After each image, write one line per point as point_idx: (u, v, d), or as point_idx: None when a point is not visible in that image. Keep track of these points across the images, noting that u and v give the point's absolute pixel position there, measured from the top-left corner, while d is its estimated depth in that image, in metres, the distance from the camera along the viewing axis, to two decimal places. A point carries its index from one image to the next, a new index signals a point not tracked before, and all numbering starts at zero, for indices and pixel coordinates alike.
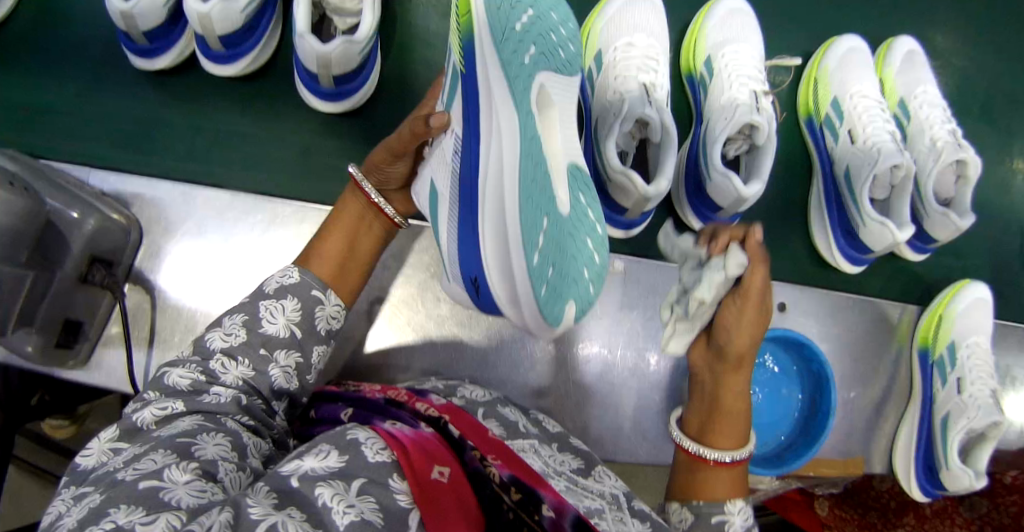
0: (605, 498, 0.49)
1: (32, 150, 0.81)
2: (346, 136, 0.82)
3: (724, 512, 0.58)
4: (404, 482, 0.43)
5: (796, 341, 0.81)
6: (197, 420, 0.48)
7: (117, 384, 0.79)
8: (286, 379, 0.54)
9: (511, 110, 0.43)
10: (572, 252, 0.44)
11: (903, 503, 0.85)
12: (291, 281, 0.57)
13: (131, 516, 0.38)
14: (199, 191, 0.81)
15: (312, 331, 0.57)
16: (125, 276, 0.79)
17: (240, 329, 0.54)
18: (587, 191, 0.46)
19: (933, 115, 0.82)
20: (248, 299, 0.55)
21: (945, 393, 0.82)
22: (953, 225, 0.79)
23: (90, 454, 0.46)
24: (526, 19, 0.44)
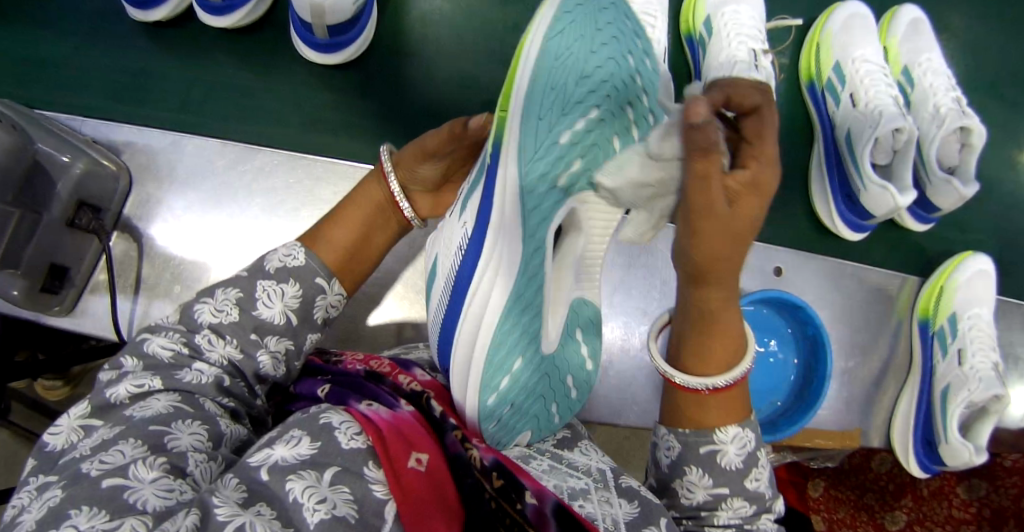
0: (592, 475, 0.48)
1: (28, 101, 0.81)
2: (339, 88, 0.83)
3: (714, 443, 0.48)
4: (379, 471, 0.40)
5: (791, 303, 0.80)
6: (172, 401, 0.45)
7: (103, 331, 0.78)
8: (274, 368, 0.51)
9: (519, 242, 0.43)
10: (536, 397, 0.50)
11: (901, 485, 0.83)
12: (295, 263, 0.53)
13: (92, 520, 0.35)
14: (189, 138, 0.81)
15: (308, 319, 0.53)
16: (113, 225, 0.79)
17: (231, 307, 0.50)
18: (584, 325, 0.54)
19: (937, 82, 0.81)
20: (247, 275, 0.52)
21: (945, 365, 0.81)
22: (956, 193, 0.78)
23: (59, 432, 0.44)
24: (573, 131, 0.42)
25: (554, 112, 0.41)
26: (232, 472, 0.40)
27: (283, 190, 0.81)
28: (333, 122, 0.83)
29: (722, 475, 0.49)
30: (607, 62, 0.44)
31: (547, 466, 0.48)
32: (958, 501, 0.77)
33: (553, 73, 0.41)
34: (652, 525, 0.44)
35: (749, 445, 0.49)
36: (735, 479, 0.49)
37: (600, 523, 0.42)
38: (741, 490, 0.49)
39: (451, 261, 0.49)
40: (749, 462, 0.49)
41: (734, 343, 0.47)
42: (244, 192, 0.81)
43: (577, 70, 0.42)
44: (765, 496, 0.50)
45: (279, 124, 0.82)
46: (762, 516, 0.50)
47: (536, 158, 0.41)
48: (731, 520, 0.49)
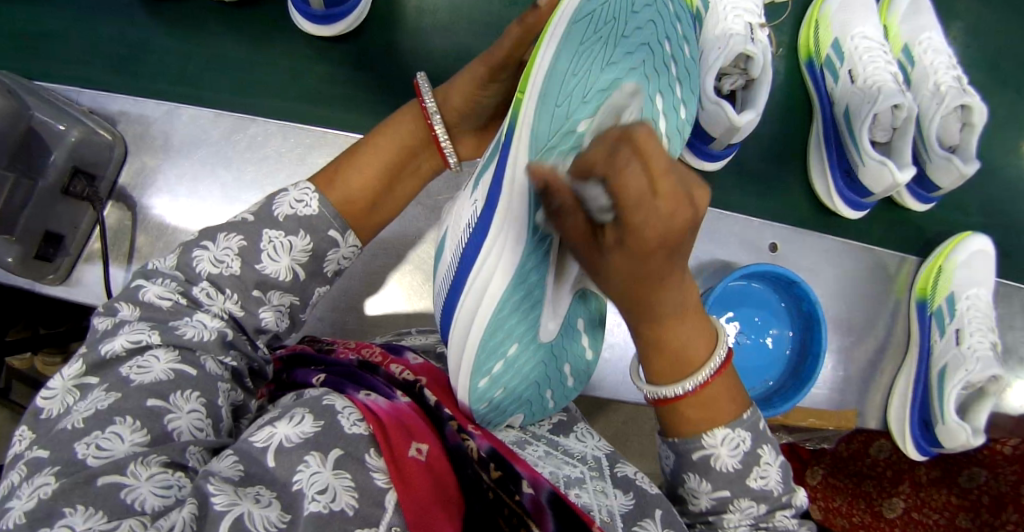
0: (587, 463, 0.49)
1: (30, 74, 0.82)
2: (334, 60, 0.83)
3: (705, 447, 0.44)
4: (380, 459, 0.40)
5: (786, 279, 0.78)
6: (172, 361, 0.44)
7: (96, 301, 0.76)
8: (278, 321, 0.51)
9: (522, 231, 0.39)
10: (529, 383, 0.47)
11: (899, 471, 0.84)
12: (307, 212, 0.50)
13: (89, 521, 0.35)
14: (183, 108, 0.79)
15: (316, 272, 0.52)
16: (107, 195, 0.77)
17: (233, 259, 0.48)
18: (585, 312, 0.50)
19: (937, 61, 0.80)
20: (252, 222, 0.49)
21: (942, 344, 0.80)
22: (957, 171, 0.76)
23: (52, 395, 0.43)
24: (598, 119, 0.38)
25: (574, 100, 0.37)
26: (232, 448, 0.40)
27: (276, 157, 0.78)
28: (332, 95, 0.82)
29: (721, 479, 0.44)
30: (639, 49, 0.40)
31: (543, 451, 0.48)
32: None
33: (576, 62, 0.38)
34: (647, 517, 0.44)
35: (744, 444, 0.44)
36: (736, 481, 0.44)
37: (595, 514, 0.42)
38: (745, 490, 0.44)
39: (457, 241, 0.46)
40: (749, 460, 0.44)
41: (688, 358, 0.42)
42: (236, 158, 0.78)
43: (603, 57, 0.38)
44: (775, 491, 0.45)
45: (278, 96, 0.82)
46: (777, 513, 0.45)
47: (547, 150, 0.37)
48: (742, 521, 0.45)
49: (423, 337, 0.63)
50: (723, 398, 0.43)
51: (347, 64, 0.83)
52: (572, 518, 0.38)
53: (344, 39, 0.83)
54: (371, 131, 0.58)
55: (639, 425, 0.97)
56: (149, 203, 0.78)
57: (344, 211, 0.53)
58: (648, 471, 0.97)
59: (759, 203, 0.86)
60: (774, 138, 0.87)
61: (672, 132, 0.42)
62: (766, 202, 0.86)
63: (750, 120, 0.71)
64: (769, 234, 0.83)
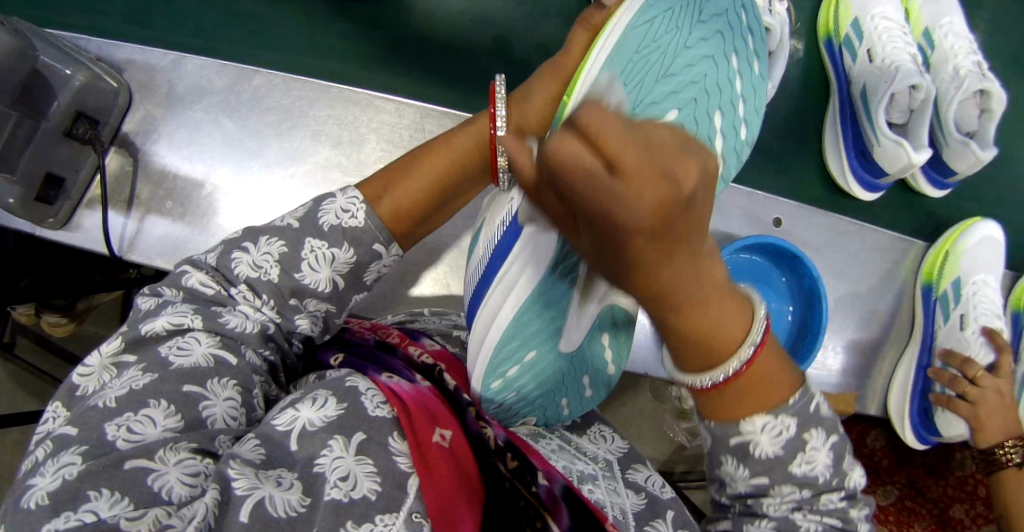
0: (599, 463, 0.50)
1: (40, 21, 0.80)
2: (345, 17, 0.81)
3: (742, 432, 0.38)
4: (403, 443, 0.40)
5: (790, 253, 0.75)
6: (213, 346, 0.44)
7: (97, 249, 0.75)
8: (312, 328, 0.49)
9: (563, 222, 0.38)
10: (546, 392, 0.48)
11: (896, 462, 0.86)
12: (352, 223, 0.49)
13: (115, 507, 0.36)
14: (189, 58, 0.77)
15: (356, 282, 0.50)
16: (110, 141, 0.75)
17: (272, 266, 0.47)
18: (612, 330, 0.50)
19: (958, 44, 0.77)
20: (296, 228, 0.48)
21: (946, 329, 0.78)
22: (973, 157, 0.74)
23: (90, 372, 0.43)
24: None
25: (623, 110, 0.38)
26: (255, 431, 0.40)
27: (280, 110, 0.76)
28: (347, 52, 0.82)
29: (760, 466, 0.38)
30: (701, 61, 0.40)
31: (556, 446, 0.49)
32: (952, 480, 0.85)
33: (629, 69, 0.38)
34: (659, 518, 0.46)
35: (788, 431, 0.38)
36: (776, 468, 0.38)
37: (609, 511, 0.43)
38: (786, 477, 0.39)
39: (490, 235, 0.47)
40: (791, 449, 0.38)
41: (723, 342, 0.34)
42: (238, 107, 0.76)
43: (660, 68, 0.39)
44: (823, 479, 0.39)
45: (301, 51, 0.81)
46: (823, 496, 0.40)
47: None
48: (787, 499, 0.39)
49: (437, 320, 0.63)
50: (766, 380, 0.37)
51: (363, 22, 0.82)
52: (587, 511, 0.38)
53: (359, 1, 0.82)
54: (425, 146, 0.55)
55: (641, 407, 0.98)
56: (151, 150, 0.76)
57: (393, 225, 0.51)
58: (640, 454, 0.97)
59: (777, 183, 0.84)
60: (791, 117, 0.85)
61: (731, 155, 0.43)
62: (780, 181, 0.84)
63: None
64: (776, 208, 0.78)
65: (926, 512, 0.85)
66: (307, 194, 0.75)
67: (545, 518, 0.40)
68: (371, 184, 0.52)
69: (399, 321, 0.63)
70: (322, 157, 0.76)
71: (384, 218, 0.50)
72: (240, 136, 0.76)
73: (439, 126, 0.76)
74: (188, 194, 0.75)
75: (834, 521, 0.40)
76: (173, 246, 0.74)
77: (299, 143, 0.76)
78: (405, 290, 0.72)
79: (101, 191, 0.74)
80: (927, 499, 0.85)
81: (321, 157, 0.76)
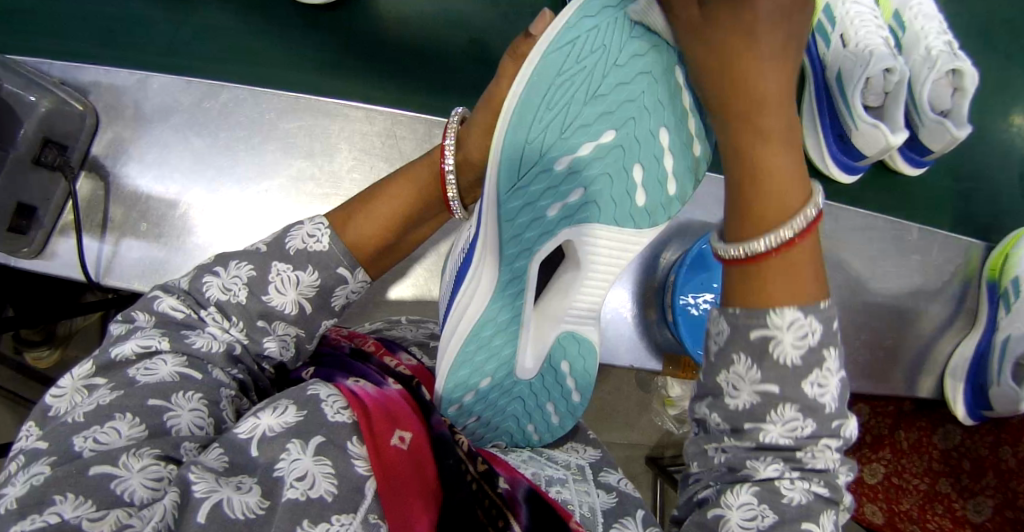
0: (570, 469, 0.50)
1: (10, 48, 0.80)
2: (318, 29, 0.82)
3: (764, 333, 0.37)
4: (362, 447, 0.41)
5: None
6: (178, 365, 0.44)
7: (72, 275, 0.74)
8: (281, 352, 0.50)
9: (495, 248, 0.47)
10: (506, 414, 0.53)
11: (879, 438, 0.86)
12: (317, 247, 0.50)
13: (78, 509, 0.35)
14: (155, 77, 0.76)
15: (324, 305, 0.51)
16: (79, 166, 0.75)
17: (241, 289, 0.48)
18: (574, 358, 0.52)
19: (928, 26, 0.78)
20: (264, 252, 0.49)
21: (1008, 318, 0.77)
22: (948, 135, 0.75)
23: (62, 394, 0.43)
24: (575, 155, 0.45)
25: (548, 136, 0.44)
26: (219, 439, 0.41)
27: (251, 124, 0.76)
28: (322, 63, 0.82)
29: (774, 371, 0.37)
30: (636, 79, 0.45)
31: (526, 456, 0.51)
32: (936, 454, 0.82)
33: (553, 94, 0.44)
34: (629, 515, 0.46)
35: (811, 338, 0.37)
36: (790, 379, 0.37)
37: (574, 509, 0.44)
38: (797, 395, 0.37)
39: (459, 254, 0.53)
40: (811, 359, 0.37)
41: (787, 197, 0.39)
42: (208, 124, 0.76)
43: (588, 89, 0.44)
44: (830, 409, 0.38)
45: (276, 63, 0.81)
46: (822, 443, 0.39)
47: (520, 187, 0.44)
48: (781, 439, 0.38)
49: (414, 329, 0.62)
50: (806, 269, 0.38)
51: (338, 32, 0.82)
52: (549, 512, 0.40)
53: (335, 7, 0.81)
54: (387, 177, 0.57)
55: (625, 395, 0.98)
56: (120, 172, 0.75)
57: (358, 251, 0.52)
58: (626, 441, 0.99)
59: None
60: None
61: (681, 170, 0.48)
62: None
63: None
64: None
65: (912, 487, 0.82)
66: (281, 206, 0.75)
67: (507, 516, 0.40)
68: (338, 212, 0.54)
69: (378, 328, 0.63)
70: (295, 169, 0.76)
71: (348, 244, 0.52)
72: (210, 152, 0.75)
73: (411, 131, 0.76)
74: (161, 214, 0.74)
75: (818, 479, 0.39)
76: (150, 268, 0.73)
77: (271, 156, 0.75)
78: (385, 296, 0.72)
79: (74, 217, 0.73)
80: (913, 476, 0.83)
81: (293, 169, 0.76)
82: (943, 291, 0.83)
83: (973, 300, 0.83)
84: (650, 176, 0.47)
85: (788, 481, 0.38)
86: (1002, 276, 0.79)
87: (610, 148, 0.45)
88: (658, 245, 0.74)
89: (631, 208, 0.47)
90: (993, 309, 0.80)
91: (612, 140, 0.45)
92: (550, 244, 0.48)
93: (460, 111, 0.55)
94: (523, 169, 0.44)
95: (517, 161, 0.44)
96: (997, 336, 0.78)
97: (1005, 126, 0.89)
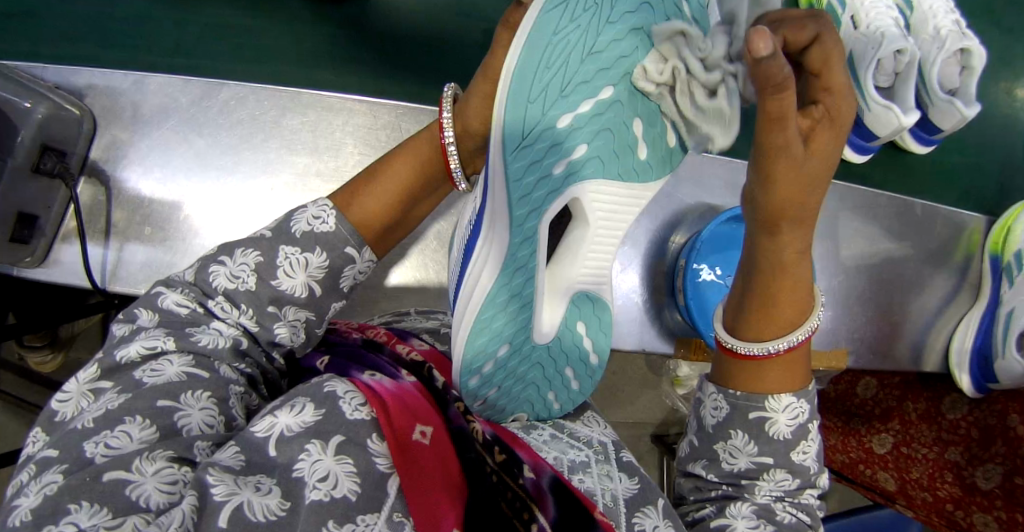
0: (594, 447, 0.51)
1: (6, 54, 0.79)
2: (317, 23, 0.81)
3: (766, 410, 0.45)
4: (382, 444, 0.41)
5: None
6: (185, 365, 0.44)
7: (77, 281, 0.74)
8: (292, 338, 0.50)
9: (505, 225, 0.45)
10: (526, 383, 0.52)
11: (887, 411, 0.84)
12: (324, 229, 0.50)
13: (94, 517, 0.36)
14: (151, 78, 0.75)
15: (334, 288, 0.51)
16: (79, 171, 0.74)
17: (249, 275, 0.48)
18: (588, 319, 0.52)
19: (937, 5, 0.76)
20: (269, 237, 0.49)
21: (1012, 293, 0.77)
22: (959, 115, 0.75)
23: (67, 398, 0.44)
24: (576, 114, 0.44)
25: (549, 95, 0.43)
26: (235, 438, 0.41)
27: (251, 121, 0.75)
28: (324, 58, 0.81)
29: (769, 445, 0.46)
30: (632, 35, 0.44)
31: (548, 436, 0.51)
32: (946, 425, 0.79)
33: (549, 55, 0.42)
34: (651, 504, 0.46)
35: (801, 417, 0.46)
36: (781, 451, 0.46)
37: (598, 499, 0.45)
38: (787, 462, 0.46)
39: (462, 236, 0.53)
40: (800, 433, 0.46)
41: (799, 309, 0.45)
42: (208, 123, 0.75)
43: (586, 47, 0.43)
44: (811, 469, 0.47)
45: (279, 60, 0.81)
46: (806, 491, 0.48)
47: (524, 147, 0.43)
48: (772, 492, 0.47)
49: (423, 319, 0.62)
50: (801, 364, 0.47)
51: (340, 26, 0.81)
52: (575, 501, 0.40)
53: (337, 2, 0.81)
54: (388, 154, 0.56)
55: (632, 374, 1.00)
56: (123, 177, 0.75)
57: (363, 230, 0.53)
58: (630, 420, 1.00)
59: None
60: None
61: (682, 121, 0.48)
62: None
63: None
64: None
65: (922, 456, 0.79)
66: (287, 204, 0.75)
67: (532, 508, 0.40)
68: (341, 192, 0.54)
69: (388, 321, 0.63)
70: (299, 166, 0.75)
71: (354, 224, 0.52)
72: (211, 153, 0.75)
73: (414, 123, 0.75)
74: (166, 217, 0.74)
75: (804, 514, 0.47)
76: (156, 272, 0.73)
77: (273, 154, 0.75)
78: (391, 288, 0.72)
79: (77, 224, 0.73)
80: (925, 446, 0.79)
81: (298, 166, 0.75)
82: (948, 264, 0.82)
83: (976, 273, 0.83)
84: (649, 130, 0.46)
85: (781, 505, 0.47)
86: (1004, 250, 0.79)
87: (609, 104, 0.44)
88: (667, 230, 0.74)
89: (636, 163, 0.47)
90: (996, 283, 0.80)
91: (611, 96, 0.44)
92: (557, 202, 0.45)
93: (452, 86, 0.54)
94: (525, 132, 0.43)
95: (520, 119, 0.43)
96: (1001, 309, 0.77)
97: (1010, 96, 0.88)
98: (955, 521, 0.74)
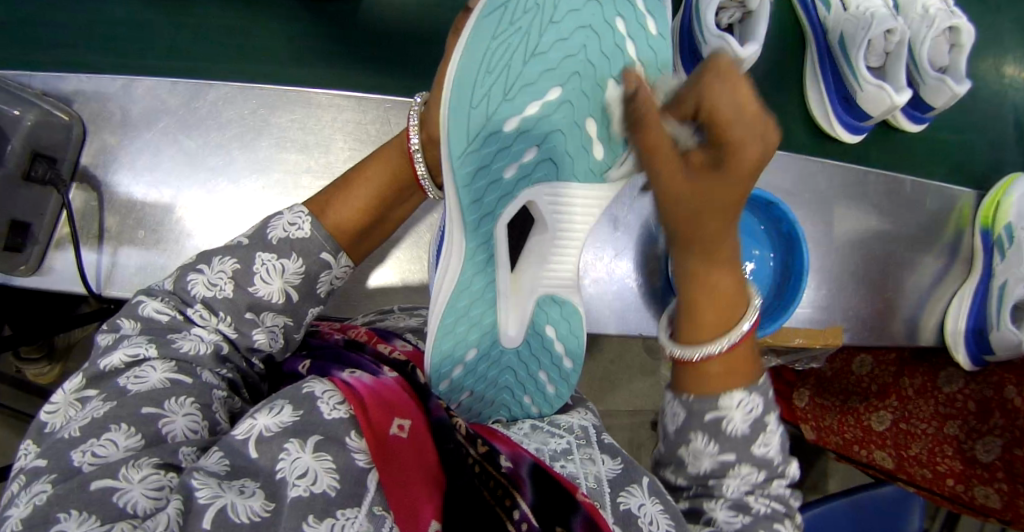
0: (574, 433, 0.51)
1: None
2: (304, 19, 0.81)
3: (723, 476, 0.46)
4: (361, 441, 0.41)
5: (762, 200, 0.73)
6: (168, 371, 0.45)
7: (72, 289, 0.74)
8: (271, 343, 0.50)
9: (463, 230, 0.47)
10: (499, 387, 0.53)
11: (884, 387, 0.85)
12: (299, 235, 0.50)
13: (84, 525, 0.36)
14: (140, 80, 0.75)
15: (310, 293, 0.52)
16: (70, 177, 0.74)
17: (226, 282, 0.48)
18: (557, 321, 0.52)
19: None
20: (246, 244, 0.49)
21: (1004, 265, 0.77)
22: (950, 92, 0.74)
23: (56, 409, 0.44)
24: (523, 117, 0.43)
25: (492, 100, 0.43)
26: (218, 443, 0.41)
27: (240, 121, 0.75)
28: (312, 55, 0.81)
29: (729, 443, 0.45)
30: (576, 33, 0.44)
31: (528, 427, 0.52)
32: (942, 398, 0.79)
33: (489, 58, 0.43)
34: (634, 483, 0.47)
35: (756, 478, 0.46)
36: (742, 446, 0.45)
37: (581, 482, 0.46)
38: (749, 456, 0.46)
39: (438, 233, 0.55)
40: (756, 430, 0.46)
41: (729, 314, 0.46)
42: (197, 124, 0.75)
43: (527, 49, 0.43)
44: (775, 460, 0.47)
45: (268, 58, 0.81)
46: (774, 481, 0.47)
47: (470, 152, 0.43)
48: (741, 486, 0.46)
49: (408, 317, 0.63)
50: (748, 362, 0.46)
51: (328, 21, 0.81)
52: (555, 486, 0.42)
53: None
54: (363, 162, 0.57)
55: (628, 362, 1.00)
56: (113, 182, 0.75)
57: (339, 235, 0.53)
58: (627, 407, 1.00)
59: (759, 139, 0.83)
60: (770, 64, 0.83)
61: None
62: None
63: (753, 51, 0.68)
64: None
65: (922, 432, 0.80)
66: (277, 204, 0.74)
67: (513, 495, 0.40)
68: (316, 198, 0.54)
69: (371, 319, 0.63)
70: (290, 163, 0.75)
71: (329, 230, 0.52)
72: (201, 153, 0.75)
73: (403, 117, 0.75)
74: (158, 220, 0.74)
75: (779, 504, 0.47)
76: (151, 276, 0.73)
77: (263, 152, 0.75)
78: (382, 285, 0.72)
79: (70, 229, 0.73)
80: (921, 421, 0.80)
81: (289, 163, 0.75)
82: (938, 240, 0.82)
83: (968, 249, 0.83)
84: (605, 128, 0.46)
85: (755, 495, 0.46)
86: (995, 224, 0.80)
87: (558, 105, 0.44)
88: None
89: (591, 164, 0.46)
90: (988, 257, 0.80)
91: (559, 97, 0.44)
92: (511, 205, 0.47)
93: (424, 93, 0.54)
94: (472, 136, 0.43)
95: (465, 130, 0.43)
96: (993, 282, 0.78)
97: (1000, 68, 0.88)
98: (956, 494, 0.75)
